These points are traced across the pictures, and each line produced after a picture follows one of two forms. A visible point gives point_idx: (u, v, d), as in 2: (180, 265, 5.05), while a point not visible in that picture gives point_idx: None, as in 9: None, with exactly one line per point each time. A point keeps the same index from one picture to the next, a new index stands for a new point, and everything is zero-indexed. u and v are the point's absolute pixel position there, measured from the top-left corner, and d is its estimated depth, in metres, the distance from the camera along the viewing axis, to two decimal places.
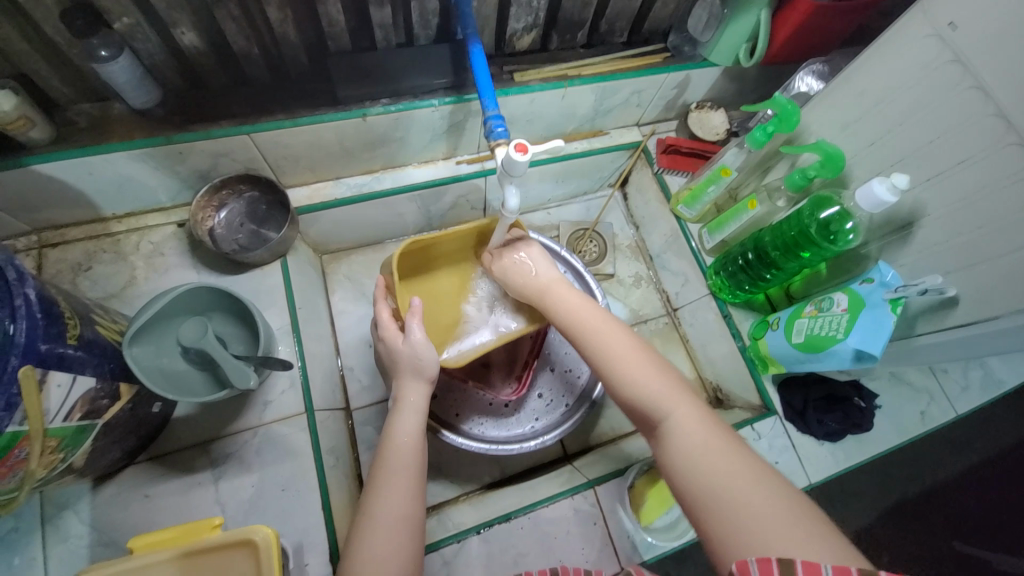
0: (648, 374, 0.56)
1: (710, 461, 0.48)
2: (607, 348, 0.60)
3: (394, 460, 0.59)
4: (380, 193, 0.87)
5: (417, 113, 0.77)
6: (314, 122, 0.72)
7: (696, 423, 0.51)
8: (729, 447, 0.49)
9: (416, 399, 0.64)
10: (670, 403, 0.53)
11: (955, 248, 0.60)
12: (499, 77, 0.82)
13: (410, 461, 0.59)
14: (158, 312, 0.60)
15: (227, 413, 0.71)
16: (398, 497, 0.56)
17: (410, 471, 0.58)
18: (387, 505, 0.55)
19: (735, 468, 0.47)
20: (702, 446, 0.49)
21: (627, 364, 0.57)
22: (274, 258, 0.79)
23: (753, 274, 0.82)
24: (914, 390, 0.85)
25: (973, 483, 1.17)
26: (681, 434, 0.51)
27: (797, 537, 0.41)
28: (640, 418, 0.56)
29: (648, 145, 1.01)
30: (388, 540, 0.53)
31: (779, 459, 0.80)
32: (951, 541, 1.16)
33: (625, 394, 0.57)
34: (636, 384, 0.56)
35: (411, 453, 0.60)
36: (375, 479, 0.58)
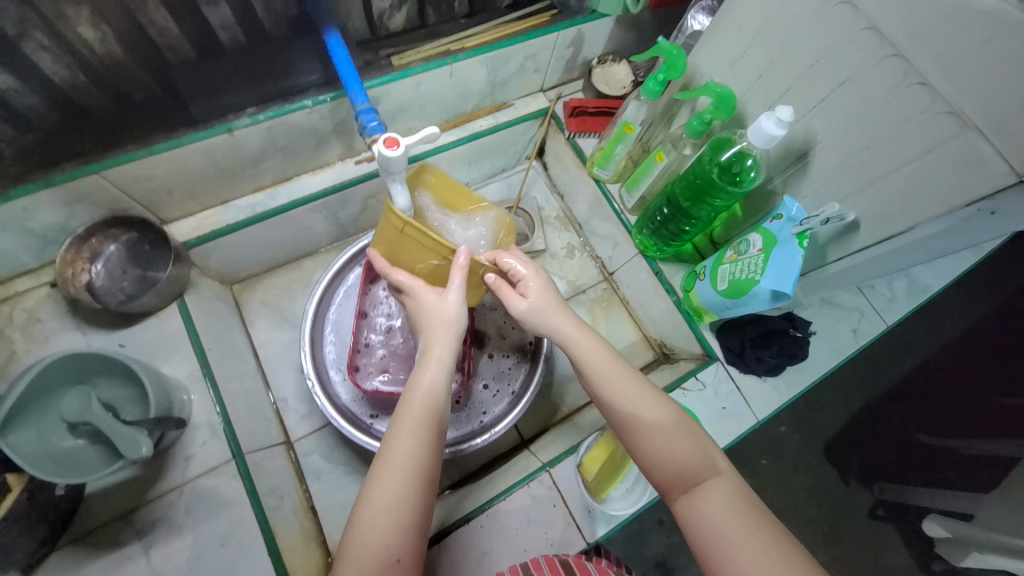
0: (685, 441, 0.53)
1: (750, 539, 0.47)
2: (637, 410, 0.54)
3: (413, 406, 0.53)
4: (275, 210, 0.80)
5: (291, 118, 0.71)
6: (173, 146, 0.65)
7: (734, 498, 0.50)
8: (761, 515, 0.49)
9: (443, 350, 0.56)
10: (706, 469, 0.52)
11: (851, 170, 0.59)
12: (376, 64, 0.75)
13: (432, 412, 0.53)
14: (27, 392, 0.54)
15: (148, 477, 0.66)
16: (410, 444, 0.51)
17: (432, 417, 0.53)
18: (401, 450, 0.50)
19: (779, 550, 0.46)
20: (737, 523, 0.48)
21: (659, 432, 0.53)
22: (169, 301, 0.73)
23: (674, 227, 0.80)
24: (845, 310, 0.87)
25: (925, 381, 1.23)
26: (714, 507, 0.50)
27: None
28: (665, 485, 0.53)
29: (556, 110, 0.97)
30: (399, 492, 0.49)
31: (726, 405, 0.81)
32: (916, 435, 1.21)
33: (657, 460, 0.53)
34: (672, 450, 0.53)
35: (435, 404, 0.54)
36: (394, 425, 0.53)
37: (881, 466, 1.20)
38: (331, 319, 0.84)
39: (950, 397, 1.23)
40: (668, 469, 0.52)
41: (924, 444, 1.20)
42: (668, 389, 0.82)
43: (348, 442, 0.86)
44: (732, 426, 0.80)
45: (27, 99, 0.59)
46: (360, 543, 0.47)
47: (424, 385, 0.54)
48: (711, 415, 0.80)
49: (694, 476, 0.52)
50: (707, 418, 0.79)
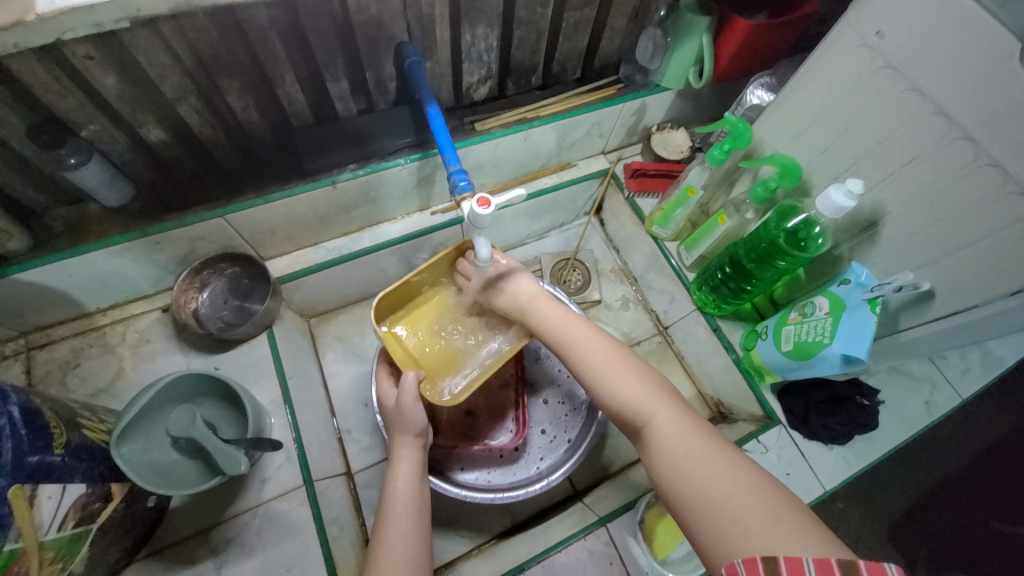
0: (630, 382, 0.59)
1: (700, 467, 0.49)
2: (588, 355, 0.63)
3: (394, 503, 0.61)
4: (359, 253, 0.88)
5: (384, 174, 0.79)
6: (285, 196, 0.74)
7: (681, 428, 0.53)
8: (712, 444, 0.51)
9: (410, 450, 0.65)
10: (655, 404, 0.56)
11: (921, 242, 0.61)
12: (460, 129, 0.84)
13: (409, 508, 0.60)
14: (144, 407, 0.60)
15: (225, 496, 0.70)
16: (398, 539, 0.57)
17: (411, 507, 0.61)
18: (391, 548, 0.56)
19: (731, 474, 0.48)
20: (693, 456, 0.50)
21: (613, 373, 0.60)
22: (260, 330, 0.80)
23: (735, 286, 0.82)
24: (915, 380, 0.85)
25: (997, 460, 1.13)
26: (667, 441, 0.53)
27: (775, 529, 0.43)
28: (630, 429, 0.58)
29: (616, 171, 1.03)
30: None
31: (791, 470, 0.79)
32: (988, 522, 1.09)
33: (607, 398, 0.59)
34: (619, 391, 0.58)
35: (411, 495, 0.62)
36: (378, 529, 0.59)
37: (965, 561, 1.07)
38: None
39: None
40: (623, 410, 0.58)
41: (999, 532, 1.08)
42: None
43: None
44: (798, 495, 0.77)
45: (174, 152, 0.70)
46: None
47: (401, 483, 0.62)
48: None
49: (645, 415, 0.56)
50: None
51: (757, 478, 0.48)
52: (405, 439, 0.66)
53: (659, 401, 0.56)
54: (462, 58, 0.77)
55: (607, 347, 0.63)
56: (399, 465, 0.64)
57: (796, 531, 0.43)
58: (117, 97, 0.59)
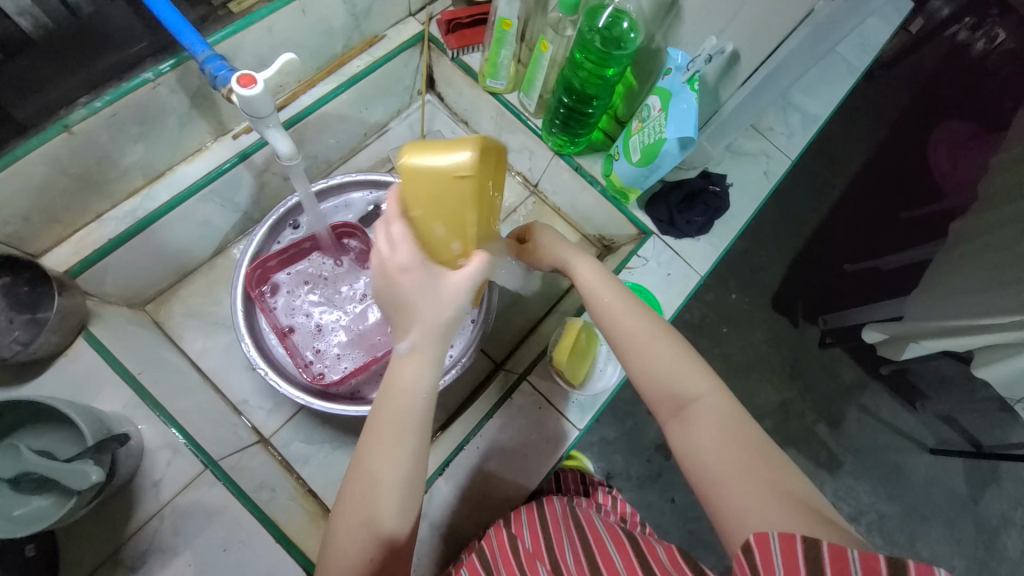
0: (672, 357, 0.52)
1: (740, 464, 0.46)
2: (624, 330, 0.54)
3: (384, 417, 0.46)
4: (159, 210, 0.72)
5: (134, 98, 0.62)
6: (4, 162, 0.56)
7: (721, 416, 0.49)
8: (752, 441, 0.47)
9: (429, 351, 0.48)
10: (693, 388, 0.51)
11: (718, 2, 0.61)
12: (215, 16, 0.67)
13: (406, 425, 0.46)
14: None
15: (118, 516, 0.61)
16: (393, 468, 0.45)
17: (411, 422, 0.46)
18: (384, 476, 0.44)
19: (771, 484, 0.44)
20: (729, 449, 0.47)
21: (647, 343, 0.53)
22: (72, 336, 0.66)
23: (578, 115, 0.80)
24: (753, 156, 0.92)
25: (846, 215, 1.34)
26: (706, 426, 0.48)
27: (796, 525, 0.41)
28: (658, 401, 0.52)
29: (432, 31, 0.91)
30: (368, 514, 0.45)
31: (670, 271, 0.86)
32: (841, 266, 1.32)
33: (642, 371, 0.53)
34: (658, 371, 0.52)
35: (421, 418, 0.46)
36: (363, 443, 0.47)
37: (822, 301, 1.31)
38: (266, 329, 0.80)
39: (862, 221, 1.34)
40: (654, 387, 0.52)
41: (852, 270, 1.32)
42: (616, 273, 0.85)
43: (326, 420, 0.84)
44: (680, 289, 0.85)
45: None
46: (333, 564, 0.45)
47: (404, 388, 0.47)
48: (659, 284, 0.85)
49: (683, 394, 0.51)
50: (656, 287, 0.85)
51: (792, 493, 0.44)
52: (434, 329, 0.49)
53: (704, 381, 0.51)
54: None
55: (641, 317, 0.55)
56: (411, 362, 0.48)
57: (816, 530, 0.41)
58: None
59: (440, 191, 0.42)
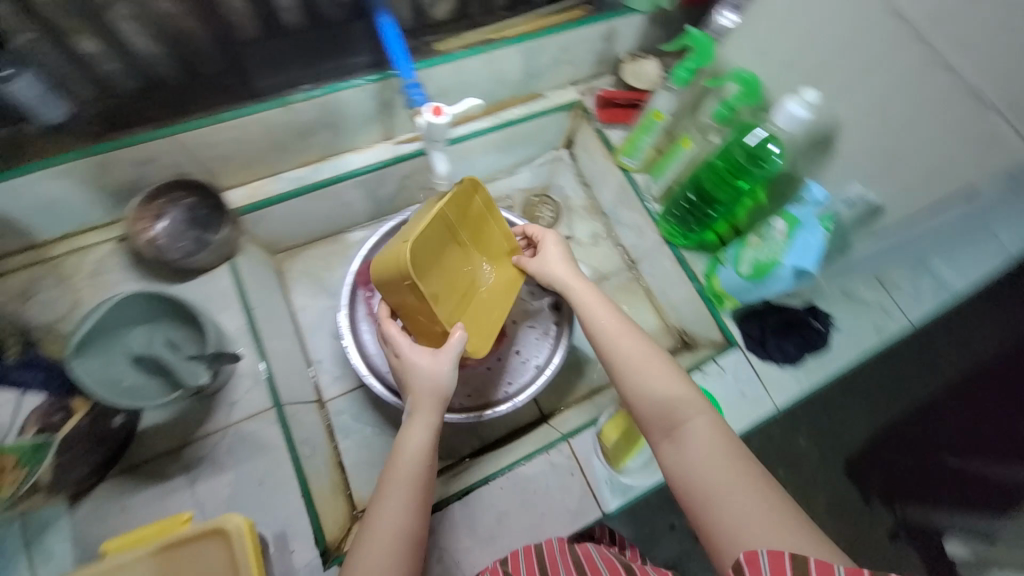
0: (662, 378, 0.57)
1: (731, 480, 0.48)
2: (623, 353, 0.60)
3: (394, 475, 0.56)
4: (320, 182, 0.86)
5: (341, 96, 0.76)
6: (237, 116, 0.71)
7: (712, 435, 0.52)
8: (743, 456, 0.50)
9: (428, 415, 0.61)
10: (685, 412, 0.54)
11: (872, 155, 0.62)
12: (420, 50, 0.80)
13: (415, 479, 0.55)
14: (104, 321, 0.60)
15: (193, 418, 0.70)
16: (395, 508, 0.53)
17: (418, 478, 0.56)
18: (388, 516, 0.52)
19: (765, 502, 0.45)
20: (719, 466, 0.49)
21: (645, 367, 0.58)
22: (221, 261, 0.79)
23: (699, 213, 0.84)
24: (867, 305, 0.87)
25: (962, 398, 1.17)
26: (698, 445, 0.51)
27: (783, 536, 0.43)
28: (653, 421, 0.55)
29: (586, 102, 1.00)
30: (386, 557, 0.50)
31: (744, 389, 0.83)
32: (943, 458, 1.13)
33: (638, 392, 0.57)
34: (650, 390, 0.56)
35: (419, 464, 0.56)
36: (376, 496, 0.55)
37: (906, 484, 1.16)
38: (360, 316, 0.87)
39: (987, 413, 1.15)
40: (649, 407, 0.56)
41: (954, 468, 1.12)
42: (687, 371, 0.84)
43: (377, 406, 0.90)
44: (751, 410, 0.82)
45: (111, 66, 0.65)
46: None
47: (409, 452, 0.57)
48: (729, 398, 0.82)
49: (677, 414, 0.54)
50: (726, 401, 0.82)
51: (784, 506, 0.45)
52: (425, 399, 0.62)
53: (695, 402, 0.55)
54: None
55: (640, 341, 0.61)
56: (415, 430, 0.59)
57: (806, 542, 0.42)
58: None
59: (416, 302, 0.62)
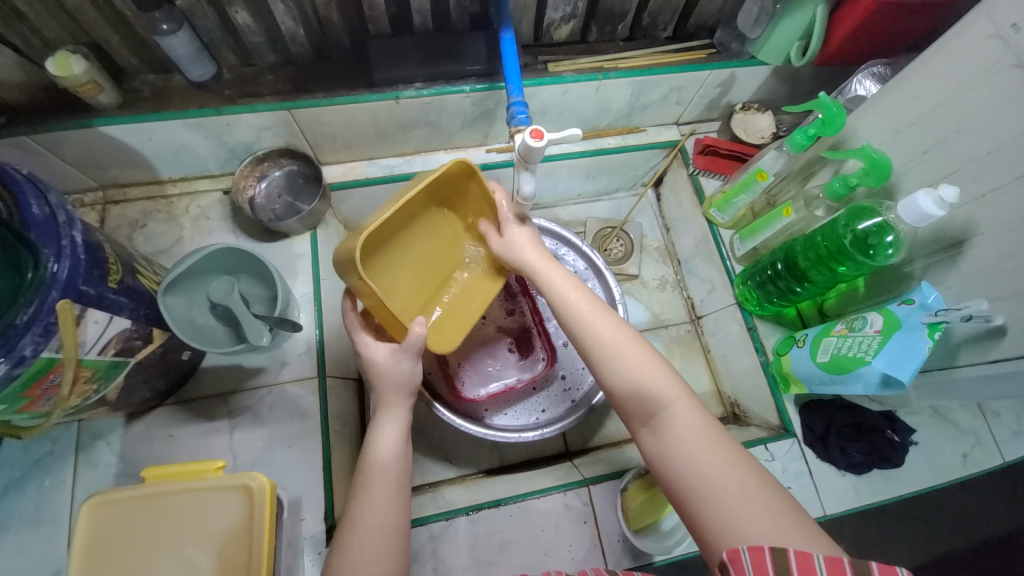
0: (636, 359, 0.52)
1: (716, 474, 0.45)
2: (596, 334, 0.54)
3: (372, 471, 0.56)
4: (409, 175, 0.89)
5: (448, 99, 0.78)
6: (349, 101, 0.75)
7: (692, 423, 0.48)
8: (726, 441, 0.47)
9: (398, 412, 0.61)
10: (665, 397, 0.50)
11: (1008, 274, 0.54)
12: (532, 67, 0.81)
13: (394, 472, 0.57)
14: (192, 267, 0.65)
15: (246, 370, 0.75)
16: (375, 504, 0.54)
17: (396, 471, 0.57)
18: (369, 512, 0.53)
19: (752, 494, 0.43)
20: (705, 457, 0.46)
21: (619, 349, 0.53)
22: (305, 229, 0.84)
23: (783, 286, 0.77)
24: (959, 430, 0.78)
25: None
26: (678, 435, 0.48)
27: (773, 531, 0.40)
28: (631, 408, 0.51)
29: (686, 144, 0.96)
30: (376, 546, 0.51)
31: (792, 484, 0.76)
32: None
33: (615, 380, 0.52)
34: (626, 374, 0.51)
35: (396, 457, 0.58)
36: (354, 492, 0.56)
37: None
38: None
39: None
40: (626, 392, 0.51)
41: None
42: None
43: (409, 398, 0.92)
44: None
45: (256, 38, 0.72)
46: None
47: (385, 450, 0.58)
48: None
49: (654, 401, 0.50)
50: None
51: (775, 493, 0.43)
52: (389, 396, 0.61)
53: (671, 386, 0.50)
54: None
55: (612, 319, 0.55)
56: (389, 427, 0.60)
57: (802, 537, 0.40)
58: None
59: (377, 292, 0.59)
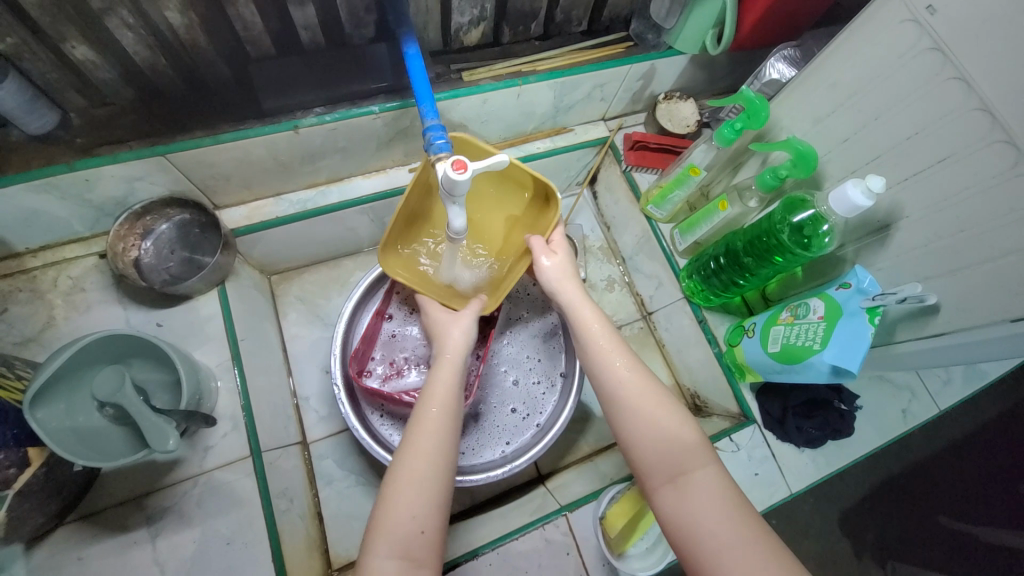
0: (666, 417, 0.53)
1: (736, 539, 0.45)
2: (627, 390, 0.55)
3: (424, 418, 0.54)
4: (325, 208, 0.80)
5: (355, 122, 0.70)
6: (238, 137, 0.65)
7: (715, 485, 0.49)
8: (744, 505, 0.48)
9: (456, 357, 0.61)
10: (696, 459, 0.51)
11: (938, 252, 0.56)
12: (445, 78, 0.74)
13: (446, 419, 0.55)
14: (65, 366, 0.53)
15: (163, 463, 0.64)
16: (434, 428, 0.53)
17: (448, 410, 0.55)
18: (429, 441, 0.52)
19: (769, 559, 0.44)
20: (723, 522, 0.46)
21: (648, 405, 0.54)
22: (211, 287, 0.73)
23: (725, 279, 0.77)
24: (896, 387, 0.83)
25: (958, 462, 1.17)
26: (702, 496, 0.48)
27: None
28: (655, 465, 0.51)
29: (615, 140, 0.94)
30: (437, 457, 0.52)
31: (758, 470, 0.77)
32: (937, 516, 1.13)
33: (640, 434, 0.52)
34: (654, 431, 0.52)
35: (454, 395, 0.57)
36: (409, 433, 0.54)
37: (899, 544, 1.12)
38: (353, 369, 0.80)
39: (978, 478, 1.16)
40: (652, 449, 0.51)
41: (948, 528, 1.13)
42: None
43: (363, 451, 0.84)
44: (764, 495, 0.76)
45: (105, 74, 0.59)
46: (399, 497, 0.49)
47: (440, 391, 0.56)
48: (743, 479, 0.76)
49: (680, 460, 0.50)
50: (739, 484, 0.76)
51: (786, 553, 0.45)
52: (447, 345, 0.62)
53: (697, 448, 0.51)
54: None
55: (644, 378, 0.56)
56: (445, 370, 0.59)
57: None
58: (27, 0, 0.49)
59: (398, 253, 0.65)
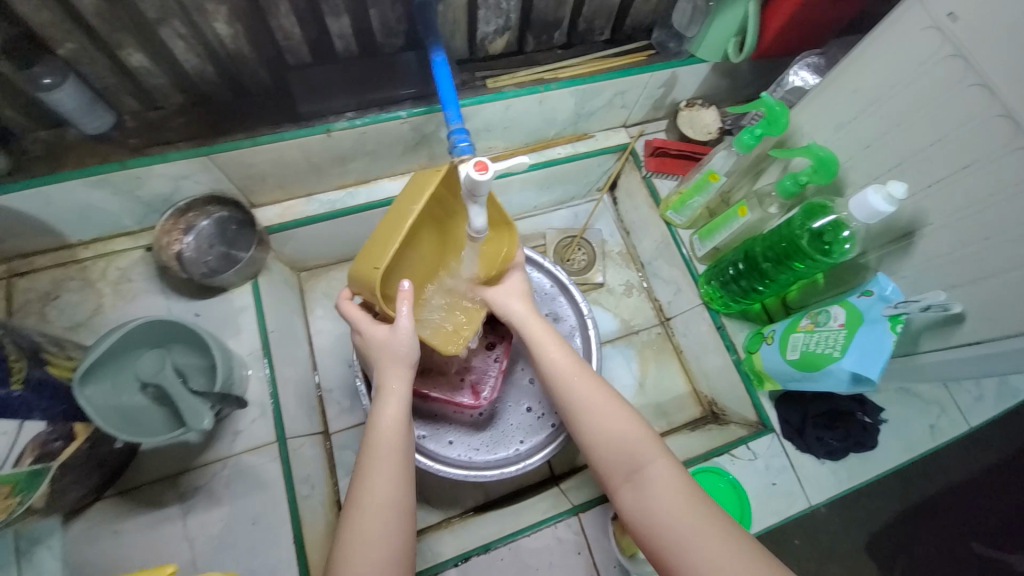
0: (619, 419, 0.55)
1: (696, 531, 0.47)
2: (583, 397, 0.57)
3: (374, 446, 0.54)
4: (353, 208, 0.84)
5: (384, 126, 0.73)
6: (276, 140, 0.69)
7: (672, 479, 0.51)
8: (702, 494, 0.50)
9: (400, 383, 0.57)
10: (650, 454, 0.53)
11: (963, 260, 0.55)
12: (471, 85, 0.77)
13: (396, 446, 0.55)
14: (113, 348, 0.58)
15: (195, 444, 0.68)
16: (386, 468, 0.53)
17: (395, 442, 0.54)
18: (379, 481, 0.52)
19: (733, 547, 0.45)
20: (684, 515, 0.48)
21: (601, 408, 0.56)
22: (244, 280, 0.77)
23: (745, 285, 0.77)
24: (923, 402, 0.80)
25: (995, 487, 1.11)
26: (659, 491, 0.50)
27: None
28: (614, 467, 0.53)
29: (636, 146, 0.95)
30: (391, 500, 0.52)
31: (776, 480, 0.76)
32: (970, 543, 1.09)
33: (595, 440, 0.55)
34: (607, 433, 0.54)
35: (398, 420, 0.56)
36: (360, 466, 0.54)
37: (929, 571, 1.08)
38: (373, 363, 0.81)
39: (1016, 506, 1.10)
40: (610, 452, 0.53)
41: (982, 555, 1.08)
42: (715, 452, 0.78)
43: None
44: (782, 505, 0.75)
45: (158, 80, 0.64)
46: (361, 534, 0.50)
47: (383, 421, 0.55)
48: (760, 489, 0.75)
49: (636, 458, 0.52)
50: (755, 493, 0.75)
51: (755, 542, 0.46)
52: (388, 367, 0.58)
53: (651, 443, 0.53)
54: (477, 4, 0.68)
55: (595, 381, 0.58)
56: (388, 401, 0.56)
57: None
58: (93, 13, 0.54)
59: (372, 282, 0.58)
